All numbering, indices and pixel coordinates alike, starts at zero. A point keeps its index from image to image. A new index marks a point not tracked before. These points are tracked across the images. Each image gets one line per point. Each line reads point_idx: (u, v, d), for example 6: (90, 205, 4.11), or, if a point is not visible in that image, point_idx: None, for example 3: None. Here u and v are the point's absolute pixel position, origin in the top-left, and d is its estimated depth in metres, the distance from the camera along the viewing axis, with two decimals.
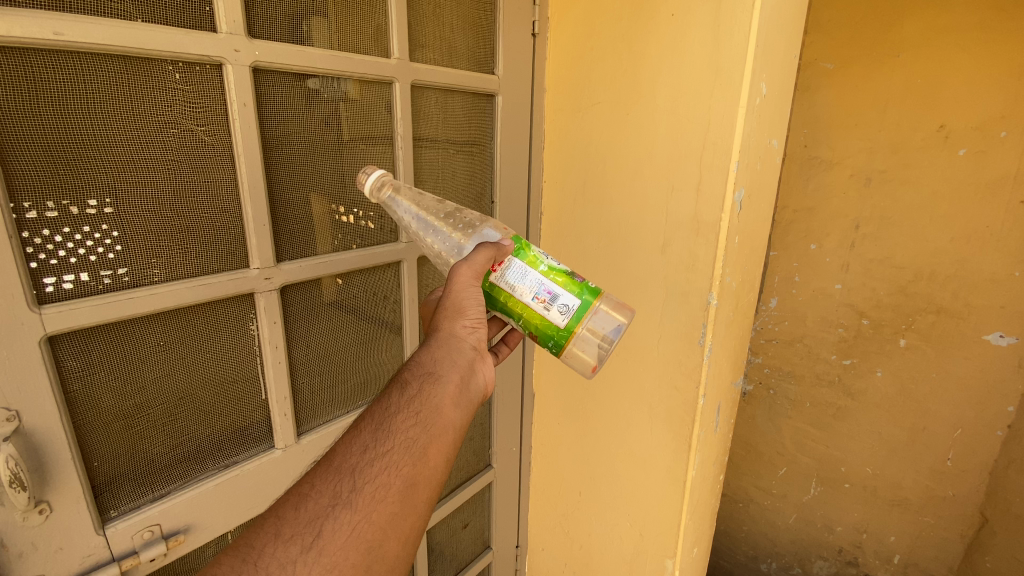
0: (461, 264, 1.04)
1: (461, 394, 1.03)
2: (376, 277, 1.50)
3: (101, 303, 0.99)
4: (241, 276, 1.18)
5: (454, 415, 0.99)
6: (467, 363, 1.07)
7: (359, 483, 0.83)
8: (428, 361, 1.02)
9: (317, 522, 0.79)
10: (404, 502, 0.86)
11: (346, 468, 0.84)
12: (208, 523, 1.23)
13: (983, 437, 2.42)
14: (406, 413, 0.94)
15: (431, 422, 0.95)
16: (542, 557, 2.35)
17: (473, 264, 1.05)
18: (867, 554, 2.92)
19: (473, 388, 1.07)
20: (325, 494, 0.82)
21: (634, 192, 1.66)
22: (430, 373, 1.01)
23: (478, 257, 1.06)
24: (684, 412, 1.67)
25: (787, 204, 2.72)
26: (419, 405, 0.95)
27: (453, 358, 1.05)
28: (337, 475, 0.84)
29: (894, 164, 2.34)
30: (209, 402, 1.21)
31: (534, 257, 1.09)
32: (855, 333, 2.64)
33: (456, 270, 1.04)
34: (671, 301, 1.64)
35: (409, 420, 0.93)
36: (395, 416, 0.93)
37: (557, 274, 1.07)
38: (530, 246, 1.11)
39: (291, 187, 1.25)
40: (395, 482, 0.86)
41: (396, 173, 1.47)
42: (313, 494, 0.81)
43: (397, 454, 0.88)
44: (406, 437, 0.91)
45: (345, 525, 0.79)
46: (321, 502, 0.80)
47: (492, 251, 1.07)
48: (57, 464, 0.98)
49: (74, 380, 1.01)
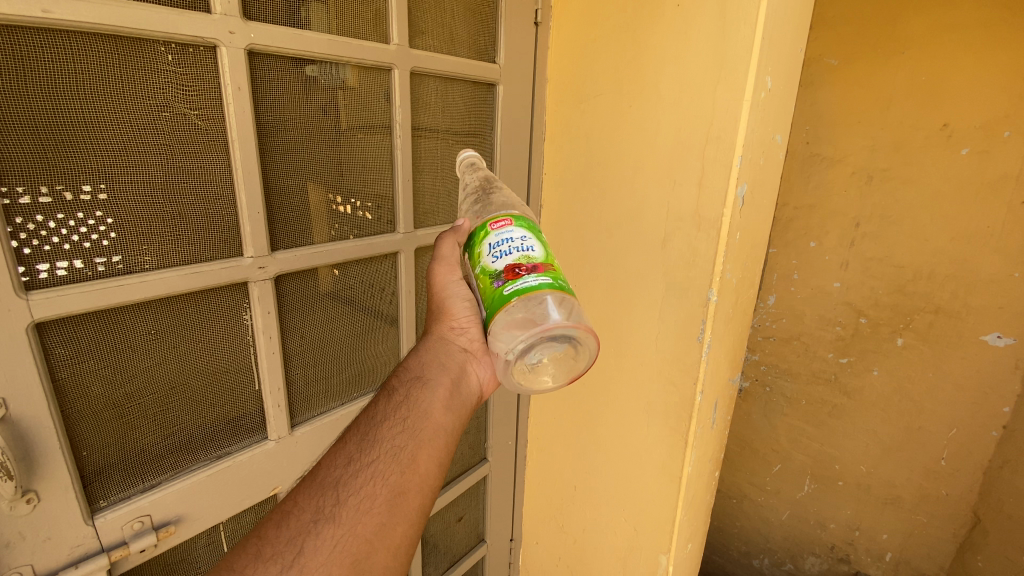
0: (437, 261, 1.23)
1: (451, 399, 1.10)
2: (373, 268, 1.48)
3: (91, 289, 0.97)
4: (234, 264, 1.15)
5: (443, 418, 1.05)
6: (457, 367, 1.16)
7: (342, 497, 0.86)
8: (417, 366, 1.12)
9: (298, 540, 0.81)
10: (390, 513, 0.88)
11: (330, 482, 0.88)
12: (199, 514, 1.22)
13: (978, 437, 2.43)
14: (393, 419, 0.99)
15: (419, 427, 1.00)
16: (535, 551, 2.35)
17: (447, 259, 1.23)
18: (859, 552, 2.94)
19: (464, 392, 1.14)
20: (307, 510, 0.84)
21: (635, 186, 1.65)
22: (419, 377, 1.10)
23: (445, 247, 1.25)
24: (680, 408, 1.66)
25: (787, 201, 2.70)
26: (407, 411, 1.02)
27: (442, 361, 1.15)
28: (320, 490, 0.87)
29: (895, 162, 2.33)
30: (201, 392, 1.20)
31: (479, 255, 1.06)
32: (852, 331, 2.63)
33: (435, 269, 1.23)
34: (670, 296, 1.63)
35: (397, 426, 0.98)
36: (383, 424, 0.98)
37: (484, 277, 1.03)
38: (484, 236, 1.07)
39: (287, 175, 1.23)
40: (381, 492, 0.89)
41: (393, 162, 1.45)
42: (294, 512, 0.84)
43: (383, 464, 0.92)
44: (393, 444, 0.95)
45: (328, 539, 0.81)
46: (303, 518, 0.83)
47: (453, 236, 1.27)
48: (46, 453, 0.96)
49: (63, 369, 0.99)
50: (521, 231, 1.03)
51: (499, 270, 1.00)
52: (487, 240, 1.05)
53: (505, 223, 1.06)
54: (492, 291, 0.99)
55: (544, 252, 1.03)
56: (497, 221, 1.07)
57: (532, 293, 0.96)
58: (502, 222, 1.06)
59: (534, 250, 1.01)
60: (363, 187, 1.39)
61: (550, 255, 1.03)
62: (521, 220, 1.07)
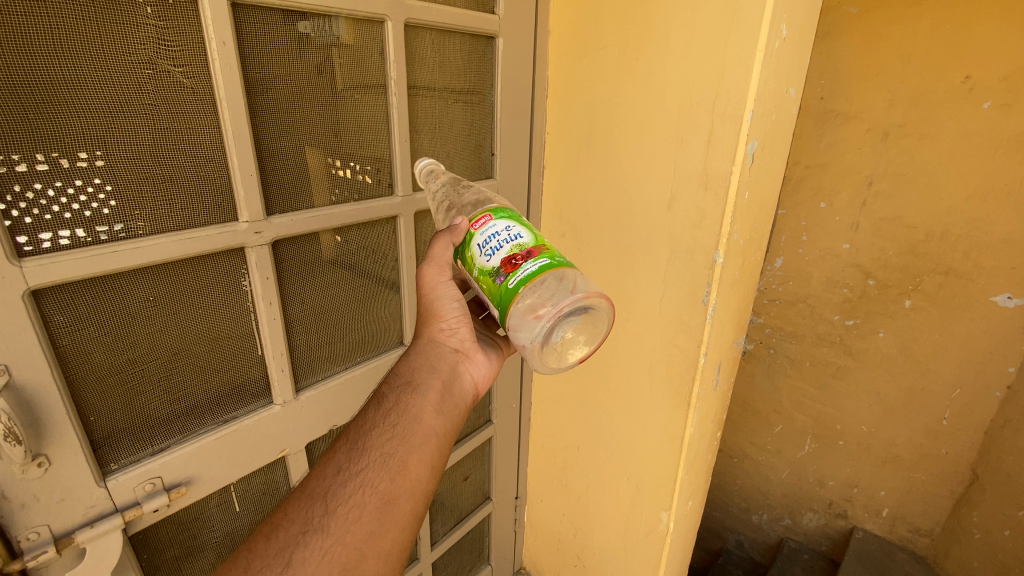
0: (426, 265, 1.23)
1: (442, 400, 1.17)
2: (372, 233, 1.46)
3: (84, 256, 0.95)
4: (230, 229, 1.13)
5: (433, 421, 1.13)
6: (448, 367, 1.24)
7: (330, 508, 0.94)
8: (407, 371, 1.19)
9: (287, 551, 0.88)
10: (380, 520, 0.96)
11: (318, 494, 0.96)
12: (209, 476, 1.24)
13: (981, 397, 2.43)
14: (383, 427, 1.07)
15: (408, 433, 1.08)
16: (540, 509, 2.40)
17: (436, 260, 1.23)
18: (856, 507, 3.01)
19: (456, 392, 1.22)
20: (296, 523, 0.92)
21: (641, 145, 1.59)
22: (408, 382, 1.17)
23: (437, 248, 1.23)
24: (683, 370, 1.66)
25: (798, 160, 2.61)
26: (397, 417, 1.10)
27: (433, 363, 1.22)
28: (308, 503, 0.95)
29: (913, 118, 2.23)
30: (203, 357, 1.20)
31: (473, 258, 1.13)
32: (859, 293, 2.60)
33: (423, 271, 1.24)
34: (676, 259, 1.60)
35: (386, 434, 1.06)
36: (373, 432, 1.06)
37: (485, 278, 1.09)
38: (472, 237, 1.15)
39: (280, 136, 1.19)
40: (370, 501, 0.96)
41: (390, 121, 1.39)
42: (284, 524, 0.92)
43: (372, 472, 1.00)
44: (382, 452, 1.03)
45: (316, 549, 0.89)
46: (291, 531, 0.91)
47: (448, 236, 1.22)
48: (52, 418, 0.97)
49: (63, 336, 0.98)
50: (504, 222, 1.10)
51: (497, 265, 1.07)
52: (477, 244, 1.12)
53: (487, 222, 1.13)
54: (495, 291, 1.06)
55: (532, 236, 1.10)
56: (480, 223, 1.14)
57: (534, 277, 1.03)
58: (485, 222, 1.13)
59: (523, 236, 1.07)
60: (360, 149, 1.35)
61: (537, 238, 1.10)
62: (501, 212, 1.15)
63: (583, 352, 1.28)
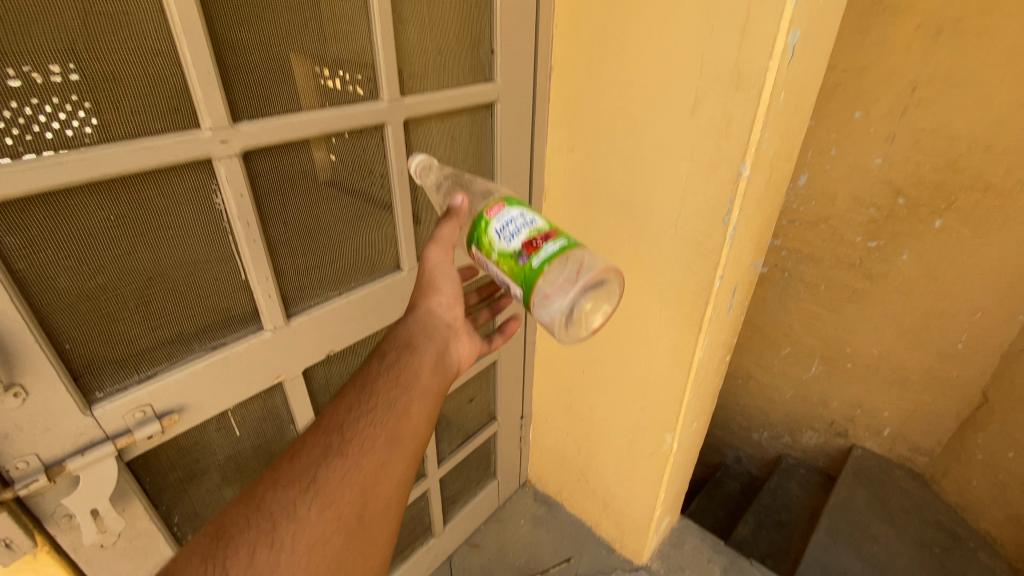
0: (431, 243, 1.20)
1: (438, 364, 1.17)
2: (357, 145, 1.31)
3: (22, 168, 0.82)
4: (191, 138, 0.99)
5: (432, 380, 1.13)
6: (442, 339, 1.22)
7: (348, 437, 0.96)
8: (407, 335, 1.16)
9: (310, 470, 0.91)
10: (391, 454, 0.98)
11: (336, 425, 0.97)
12: (203, 403, 1.20)
13: (1002, 322, 2.34)
14: (389, 377, 1.07)
15: (411, 385, 1.08)
16: (544, 429, 2.43)
17: (444, 240, 1.20)
18: (857, 427, 3.05)
19: (448, 361, 1.21)
20: (316, 447, 0.94)
21: (662, 39, 1.37)
22: (408, 343, 1.15)
23: (445, 230, 1.20)
24: (697, 295, 1.57)
25: (835, 62, 2.33)
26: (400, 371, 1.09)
27: (431, 332, 1.20)
28: (327, 431, 0.97)
29: (975, 8, 1.94)
30: (182, 282, 1.11)
31: (490, 245, 1.07)
32: (886, 213, 2.44)
33: (428, 250, 1.21)
34: (695, 174, 1.44)
35: (392, 381, 1.06)
36: (379, 379, 1.06)
37: (505, 260, 1.04)
38: (483, 224, 1.10)
39: (239, 26, 1.01)
40: (381, 437, 0.98)
41: (369, 8, 1.19)
42: (305, 449, 0.93)
43: (381, 413, 1.01)
44: (388, 396, 1.04)
45: (336, 472, 0.91)
46: (314, 455, 0.93)
47: (455, 219, 1.21)
48: (21, 347, 0.90)
49: (18, 260, 0.90)
50: (518, 207, 1.07)
51: (518, 248, 1.03)
52: (492, 227, 1.07)
53: (499, 208, 1.10)
54: (517, 273, 1.03)
55: (545, 221, 1.08)
56: (492, 210, 1.10)
57: (556, 258, 1.01)
58: (496, 209, 1.10)
59: (538, 221, 1.05)
60: (334, 42, 1.17)
61: (550, 221, 1.08)
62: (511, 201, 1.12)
63: (602, 317, 1.42)
